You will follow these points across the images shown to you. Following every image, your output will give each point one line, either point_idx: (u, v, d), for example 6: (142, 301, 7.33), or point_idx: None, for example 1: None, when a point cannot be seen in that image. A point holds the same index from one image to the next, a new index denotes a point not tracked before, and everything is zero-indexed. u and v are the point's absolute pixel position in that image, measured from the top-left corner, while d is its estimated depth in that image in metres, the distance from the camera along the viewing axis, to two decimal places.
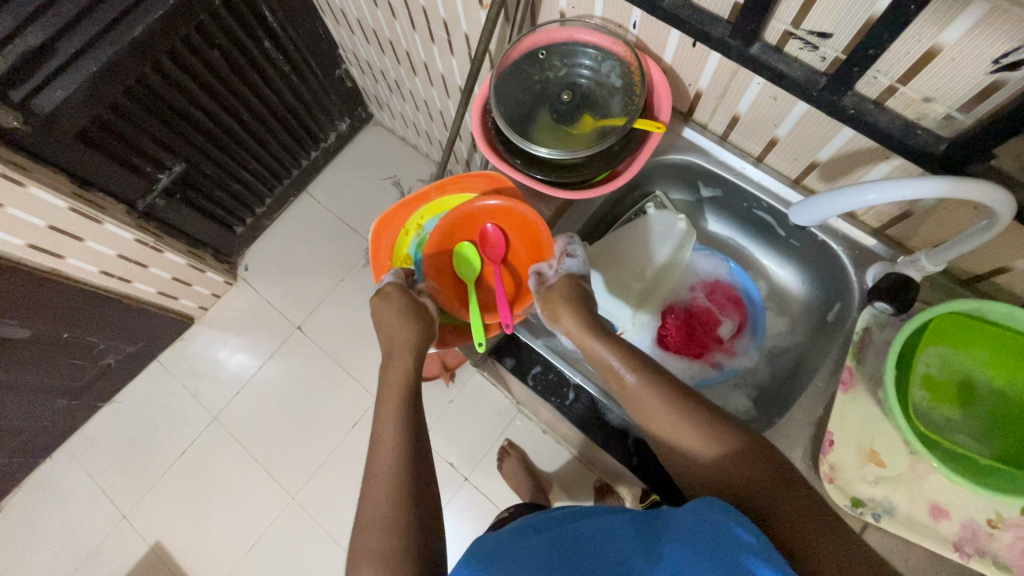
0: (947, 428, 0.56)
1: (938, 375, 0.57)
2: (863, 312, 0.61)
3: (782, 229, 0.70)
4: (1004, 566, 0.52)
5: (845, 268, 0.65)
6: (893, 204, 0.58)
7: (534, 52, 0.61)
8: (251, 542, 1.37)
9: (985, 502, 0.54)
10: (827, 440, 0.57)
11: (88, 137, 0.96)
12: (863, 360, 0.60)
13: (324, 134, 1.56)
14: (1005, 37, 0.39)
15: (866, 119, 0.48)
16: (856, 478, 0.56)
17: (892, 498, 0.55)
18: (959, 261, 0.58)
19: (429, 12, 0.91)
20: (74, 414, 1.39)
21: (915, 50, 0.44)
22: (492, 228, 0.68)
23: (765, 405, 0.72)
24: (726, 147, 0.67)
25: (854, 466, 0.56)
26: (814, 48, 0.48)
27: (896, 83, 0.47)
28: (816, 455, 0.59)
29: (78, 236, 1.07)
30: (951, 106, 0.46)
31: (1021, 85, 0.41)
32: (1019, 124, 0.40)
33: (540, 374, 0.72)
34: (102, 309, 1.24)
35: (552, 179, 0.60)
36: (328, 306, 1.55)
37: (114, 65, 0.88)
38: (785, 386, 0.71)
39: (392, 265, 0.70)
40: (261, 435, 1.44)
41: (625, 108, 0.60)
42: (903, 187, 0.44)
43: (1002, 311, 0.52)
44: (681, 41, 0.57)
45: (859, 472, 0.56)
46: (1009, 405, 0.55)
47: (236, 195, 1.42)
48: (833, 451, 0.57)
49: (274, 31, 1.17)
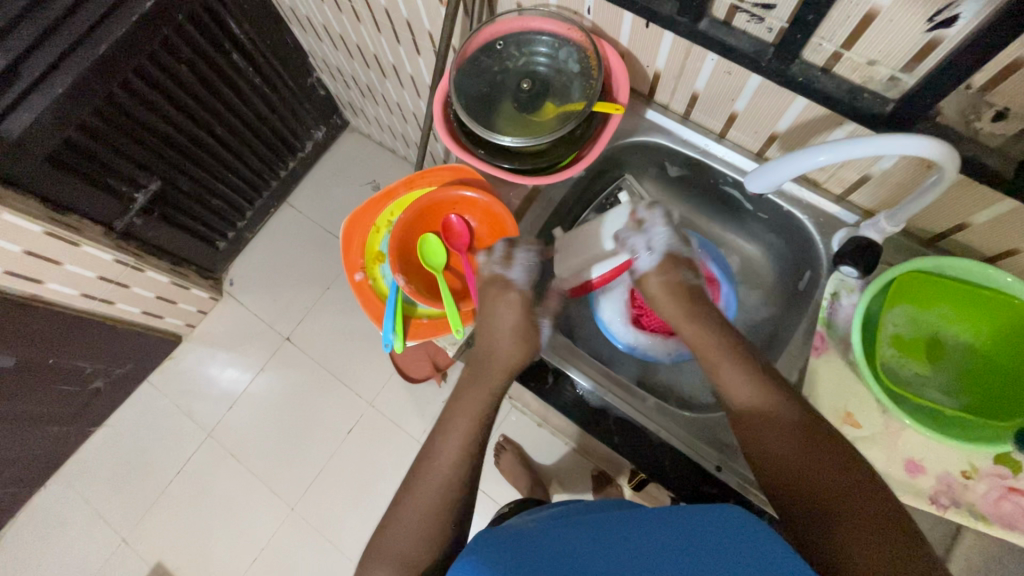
0: (918, 384, 0.58)
1: (906, 334, 0.59)
2: (831, 279, 0.62)
3: (748, 203, 0.71)
4: (980, 515, 0.53)
5: (812, 235, 0.65)
6: (852, 170, 0.59)
7: (491, 43, 0.62)
8: (254, 556, 1.36)
9: (959, 454, 0.55)
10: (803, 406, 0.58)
11: (60, 159, 0.95)
12: (833, 326, 0.60)
13: (301, 143, 1.56)
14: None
15: (814, 85, 0.49)
16: None
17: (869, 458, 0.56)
18: (920, 220, 0.59)
19: (391, 13, 0.91)
20: (67, 440, 1.38)
21: (854, 15, 0.44)
22: (457, 219, 0.69)
23: None
24: (689, 126, 0.68)
25: None
26: (761, 20, 0.48)
27: (840, 49, 0.47)
28: None
29: (56, 260, 1.06)
30: (895, 68, 0.47)
31: (955, 42, 0.42)
32: (958, 80, 0.41)
33: None
34: (87, 333, 1.23)
35: (518, 167, 0.61)
36: (316, 315, 1.55)
37: (79, 86, 0.87)
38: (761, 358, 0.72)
39: (364, 264, 0.69)
40: (257, 448, 1.44)
41: (586, 91, 0.60)
42: (853, 149, 0.46)
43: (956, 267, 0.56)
44: (634, 23, 0.58)
45: None
46: (976, 357, 0.57)
47: (216, 210, 1.41)
48: None
49: (242, 42, 1.17)
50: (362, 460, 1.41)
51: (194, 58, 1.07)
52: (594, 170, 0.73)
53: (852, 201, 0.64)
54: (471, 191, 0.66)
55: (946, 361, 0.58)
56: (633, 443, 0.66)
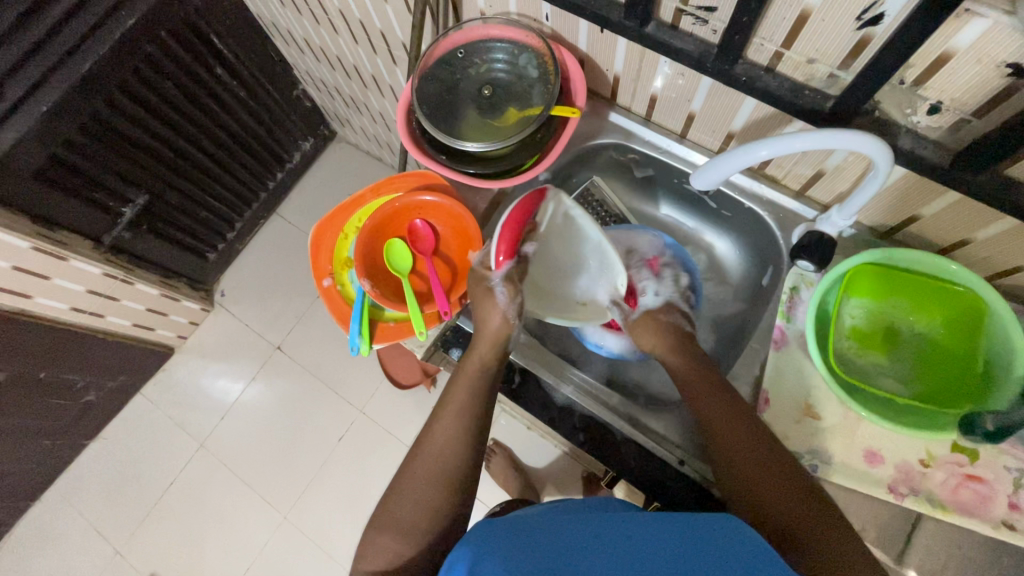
0: (875, 373, 0.60)
1: (863, 326, 0.61)
2: (790, 273, 0.64)
3: (711, 200, 0.73)
4: (937, 503, 0.54)
5: (773, 230, 0.67)
6: (806, 165, 0.62)
7: (453, 51, 0.64)
8: (247, 565, 1.37)
9: (917, 443, 0.56)
10: (763, 398, 0.59)
11: (46, 176, 0.97)
12: (792, 319, 0.62)
13: (288, 154, 1.58)
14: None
15: (758, 84, 0.50)
16: (792, 434, 0.58)
17: (828, 449, 0.57)
18: (873, 212, 0.62)
19: (366, 24, 0.93)
20: (60, 453, 1.39)
21: (789, 15, 0.46)
22: (422, 222, 0.71)
23: None
24: (650, 126, 0.71)
25: (790, 422, 0.58)
26: (705, 22, 0.50)
27: (781, 48, 0.49)
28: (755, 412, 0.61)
29: (45, 274, 1.08)
30: (832, 66, 0.48)
31: (885, 39, 0.43)
32: (887, 76, 0.43)
33: None
34: (79, 346, 1.24)
35: (482, 171, 0.62)
36: (307, 324, 1.56)
37: (64, 103, 0.89)
38: (727, 353, 0.74)
39: (332, 269, 0.71)
40: (249, 457, 1.45)
41: (545, 96, 0.62)
42: (794, 142, 0.47)
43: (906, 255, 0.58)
44: (589, 29, 0.60)
45: (796, 428, 0.58)
46: (930, 347, 0.59)
47: (205, 222, 1.42)
48: (769, 409, 0.59)
49: (226, 57, 1.19)
50: (353, 467, 1.42)
51: (178, 73, 1.08)
52: (563, 173, 0.75)
53: (810, 196, 0.67)
54: (431, 194, 0.69)
55: (902, 351, 0.60)
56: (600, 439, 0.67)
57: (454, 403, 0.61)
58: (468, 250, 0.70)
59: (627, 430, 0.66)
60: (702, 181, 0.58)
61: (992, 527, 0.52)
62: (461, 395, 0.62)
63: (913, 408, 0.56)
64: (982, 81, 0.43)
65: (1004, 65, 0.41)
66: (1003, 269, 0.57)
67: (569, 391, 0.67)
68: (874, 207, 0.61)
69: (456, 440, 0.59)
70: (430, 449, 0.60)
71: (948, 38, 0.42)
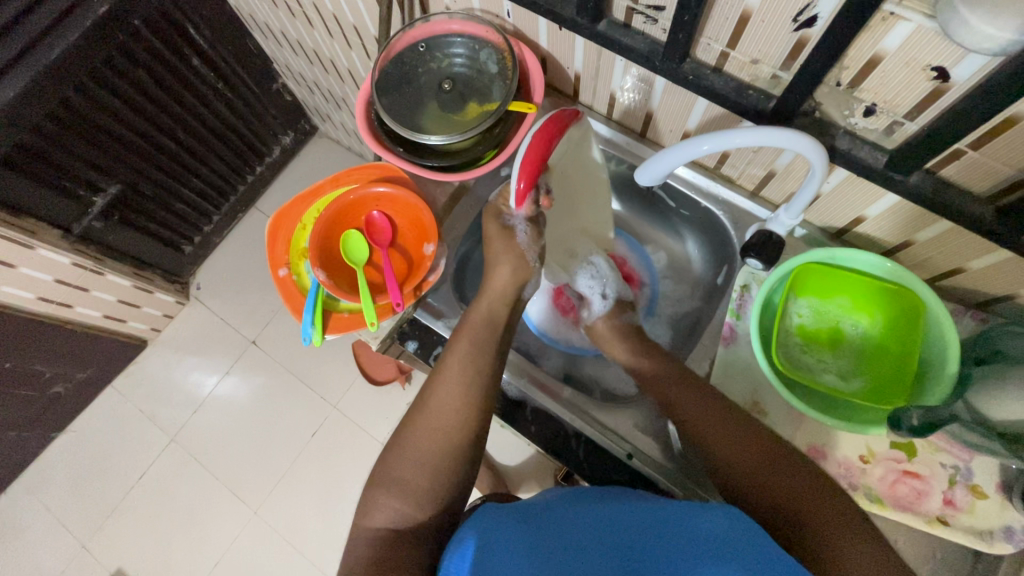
0: (819, 368, 0.63)
1: (810, 324, 0.64)
2: (743, 271, 0.68)
3: (671, 200, 0.77)
4: (875, 497, 0.59)
5: (728, 230, 0.72)
6: (758, 166, 0.67)
7: (414, 46, 0.69)
8: (214, 561, 1.36)
9: (859, 441, 0.60)
10: None
11: (13, 164, 0.95)
12: (742, 317, 0.67)
13: (268, 148, 1.56)
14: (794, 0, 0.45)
15: (703, 83, 0.55)
16: None
17: None
18: (821, 214, 0.67)
19: (339, 19, 0.94)
20: (26, 446, 1.37)
21: (733, 15, 0.50)
22: (379, 215, 0.74)
23: None
24: (612, 125, 0.76)
25: None
26: (654, 21, 0.55)
27: (726, 48, 0.53)
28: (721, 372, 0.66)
29: (10, 262, 1.06)
30: (775, 66, 0.52)
31: (819, 40, 0.47)
32: (813, 77, 0.47)
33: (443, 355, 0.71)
34: (47, 337, 1.22)
35: (439, 163, 0.67)
36: (282, 319, 1.54)
37: (34, 89, 0.87)
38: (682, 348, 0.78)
39: (288, 260, 0.74)
40: (220, 453, 1.44)
41: (503, 91, 0.66)
42: (730, 139, 0.52)
43: (848, 255, 0.62)
44: (549, 27, 0.65)
45: None
46: (872, 345, 0.62)
47: (181, 215, 1.41)
48: None
49: (202, 48, 1.17)
50: (327, 464, 1.41)
51: (152, 63, 1.06)
52: None
53: (764, 196, 0.72)
54: (384, 186, 0.73)
55: (846, 348, 0.63)
56: (562, 422, 0.70)
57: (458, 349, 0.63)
58: (423, 242, 0.74)
59: (580, 425, 0.69)
60: (648, 178, 0.62)
61: (926, 521, 0.57)
62: (470, 340, 0.64)
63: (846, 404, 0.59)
64: (910, 83, 0.46)
65: (929, 69, 0.44)
66: (944, 270, 0.62)
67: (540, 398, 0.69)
68: (826, 209, 0.66)
69: (467, 381, 0.61)
70: (439, 398, 0.60)
71: (878, 40, 0.44)
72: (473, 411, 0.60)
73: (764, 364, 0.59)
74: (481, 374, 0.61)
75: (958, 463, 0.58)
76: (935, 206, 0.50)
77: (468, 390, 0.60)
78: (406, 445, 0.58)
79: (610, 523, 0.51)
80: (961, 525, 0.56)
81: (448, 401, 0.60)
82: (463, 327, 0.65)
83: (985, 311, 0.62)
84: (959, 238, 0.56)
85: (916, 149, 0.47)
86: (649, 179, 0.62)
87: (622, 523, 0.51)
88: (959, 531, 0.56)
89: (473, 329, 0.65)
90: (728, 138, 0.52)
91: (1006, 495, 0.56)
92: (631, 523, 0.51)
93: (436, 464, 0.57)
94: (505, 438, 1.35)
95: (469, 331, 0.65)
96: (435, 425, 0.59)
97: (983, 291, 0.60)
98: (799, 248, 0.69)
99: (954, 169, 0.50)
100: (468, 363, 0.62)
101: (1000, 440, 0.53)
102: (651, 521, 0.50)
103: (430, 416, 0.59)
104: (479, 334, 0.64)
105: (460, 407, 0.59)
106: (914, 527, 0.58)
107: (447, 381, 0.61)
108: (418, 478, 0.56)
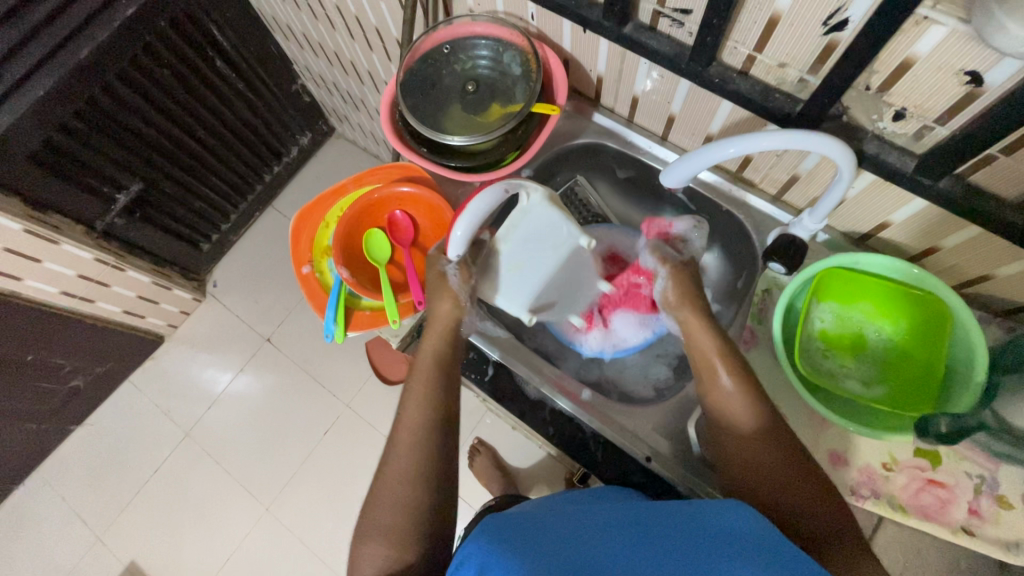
0: (841, 374, 0.62)
1: (832, 329, 0.64)
2: (764, 275, 0.68)
3: (692, 204, 0.77)
4: (897, 505, 0.58)
5: (749, 234, 0.72)
6: (782, 170, 0.67)
7: (439, 47, 0.70)
8: (226, 556, 1.37)
9: (882, 448, 0.60)
10: None
11: (41, 160, 0.97)
12: (763, 321, 0.67)
13: (286, 149, 1.58)
14: (825, 4, 0.45)
15: (729, 86, 0.55)
16: None
17: None
18: (845, 219, 0.67)
19: (362, 21, 0.95)
20: (45, 438, 1.39)
21: (761, 19, 0.50)
22: (401, 215, 0.75)
23: (682, 372, 0.77)
24: (633, 128, 0.76)
25: None
26: (681, 24, 0.55)
27: (753, 52, 0.53)
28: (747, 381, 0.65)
29: (35, 257, 1.08)
30: (803, 70, 0.52)
31: (850, 43, 0.47)
32: (841, 81, 0.47)
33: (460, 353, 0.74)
34: (67, 331, 1.24)
35: (461, 164, 0.68)
36: (297, 317, 1.56)
37: (62, 87, 0.89)
38: None
39: (311, 257, 0.75)
40: (234, 449, 1.45)
41: (527, 93, 0.67)
42: (758, 142, 0.52)
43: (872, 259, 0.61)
44: (573, 30, 0.65)
45: None
46: (896, 352, 0.61)
47: (200, 213, 1.42)
48: None
49: (224, 49, 1.18)
50: (338, 462, 1.42)
51: (176, 63, 1.08)
52: (548, 170, 0.80)
53: (786, 201, 0.72)
54: (407, 186, 0.73)
55: (869, 355, 0.62)
56: (580, 423, 0.70)
57: (413, 388, 0.63)
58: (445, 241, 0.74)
59: (597, 426, 0.69)
60: (675, 179, 0.61)
61: (950, 531, 0.56)
62: (420, 383, 0.63)
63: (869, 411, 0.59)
64: (942, 87, 0.46)
65: (962, 73, 0.43)
66: (971, 277, 0.61)
67: (558, 401, 0.70)
68: (850, 214, 0.65)
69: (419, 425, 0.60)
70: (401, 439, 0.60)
71: (910, 45, 0.44)
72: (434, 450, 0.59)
73: (786, 369, 0.59)
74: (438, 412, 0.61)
75: (984, 473, 0.57)
76: (964, 212, 0.50)
77: (424, 427, 0.60)
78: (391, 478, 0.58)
79: (630, 522, 0.51)
80: (987, 536, 0.55)
81: (409, 448, 0.59)
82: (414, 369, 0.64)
83: (1012, 319, 0.61)
84: (988, 244, 0.55)
85: (946, 153, 0.46)
86: (678, 180, 0.62)
87: (643, 524, 0.50)
88: (985, 542, 0.55)
89: (423, 370, 0.64)
90: (757, 142, 0.52)
91: None
92: (651, 523, 0.50)
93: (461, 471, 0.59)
94: (516, 440, 1.35)
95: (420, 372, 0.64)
96: (398, 475, 0.58)
97: (1012, 299, 0.59)
98: (821, 252, 0.69)
99: (984, 174, 0.50)
100: (422, 408, 0.61)
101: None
102: (671, 522, 0.49)
103: (394, 468, 0.58)
104: (428, 374, 0.63)
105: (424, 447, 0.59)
106: (938, 536, 0.57)
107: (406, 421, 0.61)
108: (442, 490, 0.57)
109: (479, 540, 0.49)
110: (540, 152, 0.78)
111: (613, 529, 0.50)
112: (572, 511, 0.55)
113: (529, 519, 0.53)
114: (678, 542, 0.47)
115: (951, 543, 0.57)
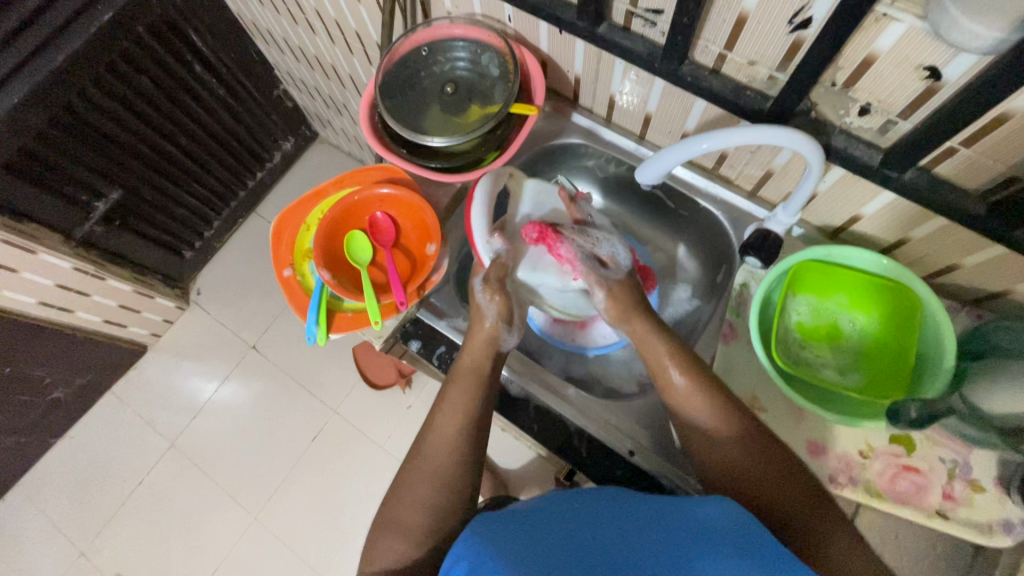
0: (818, 364, 0.64)
1: (808, 321, 0.65)
2: (742, 270, 0.69)
3: (671, 201, 0.78)
4: (873, 491, 0.59)
5: (727, 230, 0.73)
6: (756, 166, 0.68)
7: (418, 49, 0.70)
8: (213, 567, 1.35)
9: (859, 436, 0.61)
10: None
11: (15, 168, 0.95)
12: (742, 315, 0.68)
13: (269, 154, 1.57)
14: (789, 4, 0.46)
15: (701, 84, 0.56)
16: None
17: (773, 437, 0.63)
18: (820, 214, 0.69)
19: (341, 25, 0.95)
20: (24, 453, 1.36)
21: (730, 17, 0.51)
22: (383, 216, 0.75)
23: None
24: (611, 127, 0.77)
25: None
26: (654, 24, 0.56)
27: (723, 49, 0.54)
28: (727, 374, 0.66)
29: (13, 267, 1.06)
30: (772, 68, 0.54)
31: (814, 41, 0.48)
32: (808, 77, 0.48)
33: (445, 354, 0.74)
34: (47, 342, 1.22)
35: (439, 164, 0.68)
36: (282, 324, 1.54)
37: (39, 94, 0.88)
38: (680, 349, 0.78)
39: (293, 260, 0.75)
40: (221, 458, 1.43)
41: (505, 93, 0.68)
42: (730, 138, 0.53)
43: (845, 251, 0.63)
44: (549, 31, 0.66)
45: None
46: (870, 341, 0.63)
47: (181, 220, 1.41)
48: None
49: (204, 55, 1.17)
50: (326, 468, 1.41)
51: (154, 68, 1.07)
52: (529, 171, 0.81)
53: (762, 196, 0.73)
54: (388, 187, 0.74)
55: (844, 345, 0.64)
56: (564, 420, 0.70)
57: (447, 408, 0.62)
58: (426, 242, 0.75)
59: (582, 423, 0.69)
60: (649, 176, 0.63)
61: (926, 515, 0.58)
62: (455, 403, 0.63)
63: (845, 400, 0.60)
64: (904, 83, 0.47)
65: (922, 68, 0.45)
66: (940, 268, 0.63)
67: (542, 398, 0.71)
68: (824, 208, 0.67)
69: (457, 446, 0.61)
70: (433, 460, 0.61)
71: (870, 41, 0.45)
72: (462, 462, 0.60)
73: (764, 360, 0.60)
74: (470, 431, 0.62)
75: (957, 458, 0.59)
76: (929, 203, 0.52)
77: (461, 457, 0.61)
78: (407, 495, 0.60)
79: (610, 511, 0.52)
80: (961, 519, 0.57)
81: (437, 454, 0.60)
82: (455, 378, 0.65)
83: (980, 308, 0.63)
84: (956, 233, 0.57)
85: (910, 147, 0.48)
86: (652, 177, 0.63)
87: (630, 522, 0.50)
88: (959, 526, 0.56)
89: (460, 386, 0.64)
90: (728, 137, 0.53)
91: (1005, 489, 0.57)
92: (638, 522, 0.50)
93: (453, 476, 0.59)
94: (506, 442, 1.34)
95: (461, 386, 0.64)
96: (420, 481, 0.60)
97: (981, 288, 0.61)
98: (796, 246, 0.70)
99: (949, 166, 0.51)
100: (460, 420, 0.62)
101: (998, 433, 0.54)
102: (660, 521, 0.49)
103: (420, 462, 0.60)
104: (462, 399, 0.63)
105: (453, 460, 0.60)
106: (914, 521, 0.58)
107: (436, 442, 0.61)
108: (449, 501, 0.59)
109: (470, 540, 0.49)
110: (520, 152, 0.79)
111: (602, 528, 0.49)
112: (559, 508, 0.55)
113: (519, 518, 0.53)
114: (665, 542, 0.46)
115: (928, 528, 0.59)
